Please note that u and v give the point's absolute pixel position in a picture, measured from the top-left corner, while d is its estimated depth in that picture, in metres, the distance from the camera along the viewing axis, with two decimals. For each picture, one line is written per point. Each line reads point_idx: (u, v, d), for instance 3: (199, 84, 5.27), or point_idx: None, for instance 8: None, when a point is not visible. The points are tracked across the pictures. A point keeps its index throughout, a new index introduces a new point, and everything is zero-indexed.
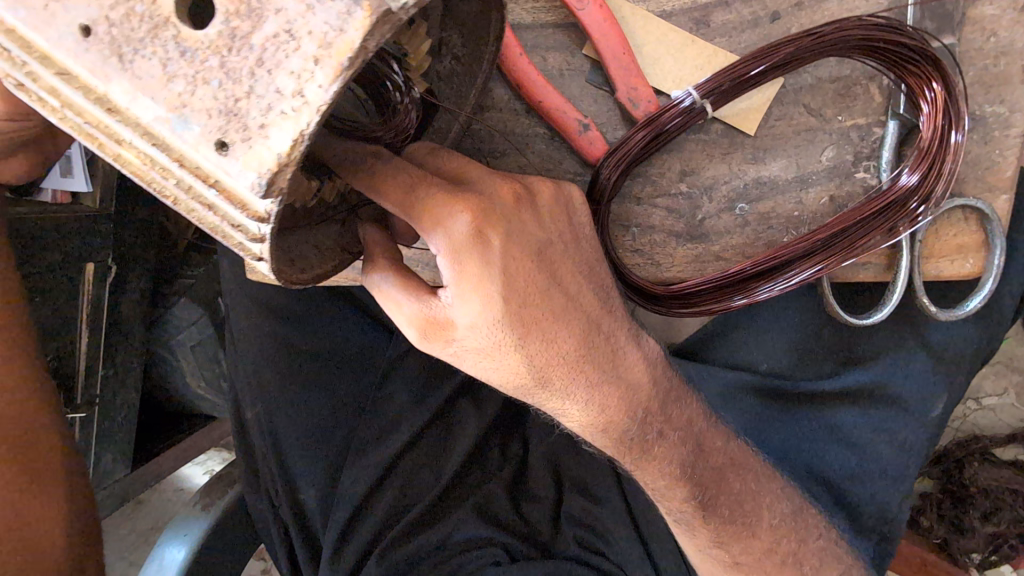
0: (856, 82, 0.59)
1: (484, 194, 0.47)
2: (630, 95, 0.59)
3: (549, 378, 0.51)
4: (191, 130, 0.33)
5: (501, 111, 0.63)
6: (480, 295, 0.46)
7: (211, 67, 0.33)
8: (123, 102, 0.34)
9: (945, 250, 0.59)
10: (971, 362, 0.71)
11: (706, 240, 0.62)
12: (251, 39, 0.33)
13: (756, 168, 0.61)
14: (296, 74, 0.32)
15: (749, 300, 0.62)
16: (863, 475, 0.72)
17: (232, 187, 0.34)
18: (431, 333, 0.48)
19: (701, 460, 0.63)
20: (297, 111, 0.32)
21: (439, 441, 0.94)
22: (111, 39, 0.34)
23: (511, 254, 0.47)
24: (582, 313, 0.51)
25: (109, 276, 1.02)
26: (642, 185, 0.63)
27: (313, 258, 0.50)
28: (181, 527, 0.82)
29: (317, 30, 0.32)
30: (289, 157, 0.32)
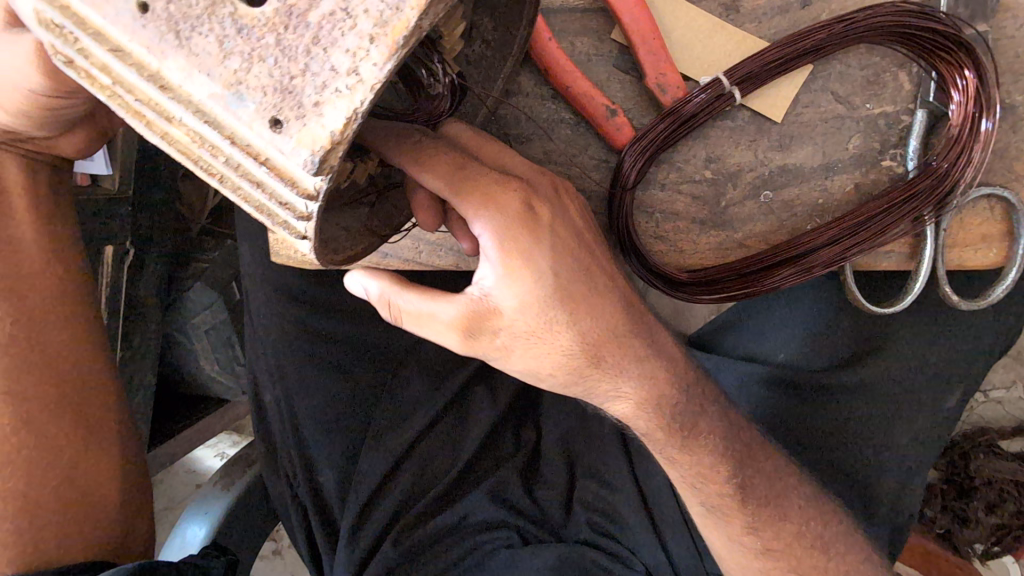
0: (885, 70, 0.59)
1: (518, 179, 0.49)
2: (658, 81, 0.59)
3: (598, 356, 0.52)
4: (246, 107, 0.34)
5: (528, 96, 0.63)
6: (525, 274, 0.47)
7: (267, 44, 0.33)
8: (178, 79, 0.35)
9: (969, 239, 0.60)
10: (987, 352, 0.72)
11: (729, 227, 0.63)
12: (309, 16, 0.33)
13: (782, 156, 0.61)
14: (352, 53, 0.32)
15: (771, 288, 0.63)
16: (877, 462, 0.73)
17: (283, 166, 0.34)
18: (478, 320, 0.48)
19: (724, 445, 0.64)
20: (352, 89, 0.32)
21: (454, 425, 0.96)
22: (168, 15, 0.34)
23: (549, 233, 0.49)
24: (619, 293, 0.53)
25: (127, 259, 1.03)
26: (667, 171, 0.63)
27: (343, 239, 0.50)
28: (202, 505, 0.86)
29: (374, 7, 0.32)
30: (343, 136, 0.33)
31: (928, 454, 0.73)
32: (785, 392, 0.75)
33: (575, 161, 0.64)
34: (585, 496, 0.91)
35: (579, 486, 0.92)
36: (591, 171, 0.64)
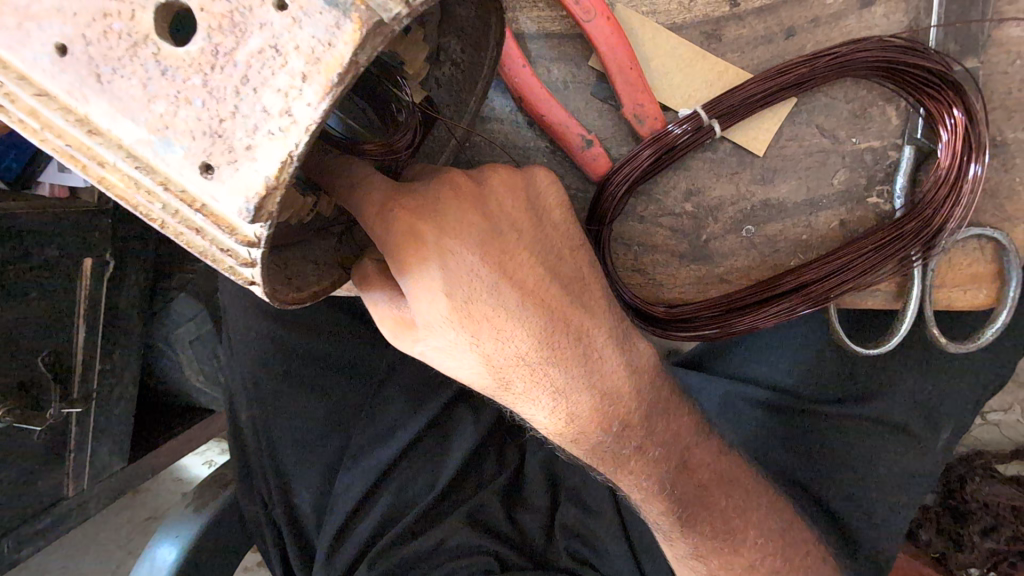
0: (873, 103, 0.56)
1: (417, 194, 0.48)
2: (635, 111, 0.57)
3: (510, 378, 0.53)
4: (176, 152, 0.36)
5: (502, 124, 0.61)
6: (427, 291, 0.49)
7: (195, 86, 0.35)
8: (106, 124, 0.37)
9: (957, 280, 0.58)
10: (977, 390, 0.70)
11: (710, 261, 0.61)
12: (235, 55, 0.34)
13: (764, 190, 0.59)
14: (283, 93, 0.34)
15: (752, 326, 0.60)
16: (862, 497, 0.70)
17: (219, 212, 0.36)
18: (402, 332, 0.53)
19: (684, 477, 0.63)
20: (285, 131, 0.34)
21: (434, 449, 0.93)
22: (90, 60, 0.36)
23: (448, 250, 0.48)
24: (539, 311, 0.52)
25: (107, 271, 1.00)
26: (646, 203, 0.61)
27: (310, 274, 0.51)
28: (173, 526, 0.82)
29: (303, 45, 0.33)
30: (278, 176, 0.34)
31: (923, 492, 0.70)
32: (773, 423, 0.75)
33: None
34: (567, 521, 0.88)
35: (560, 512, 0.89)
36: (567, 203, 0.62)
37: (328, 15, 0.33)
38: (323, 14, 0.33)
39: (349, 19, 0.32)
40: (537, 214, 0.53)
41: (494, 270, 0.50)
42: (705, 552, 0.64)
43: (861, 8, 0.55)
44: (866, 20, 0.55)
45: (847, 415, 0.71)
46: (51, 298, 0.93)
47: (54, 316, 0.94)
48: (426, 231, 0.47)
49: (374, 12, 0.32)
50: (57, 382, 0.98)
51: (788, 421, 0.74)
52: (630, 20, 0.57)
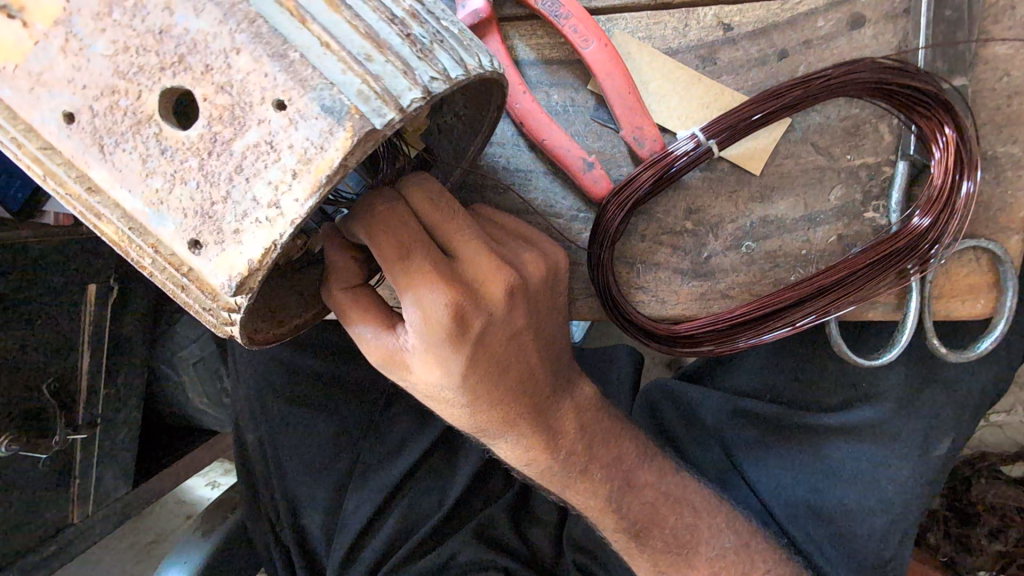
0: (865, 121, 0.58)
1: (467, 284, 0.50)
2: (636, 134, 0.58)
3: (486, 429, 0.59)
4: (167, 223, 0.40)
5: (503, 149, 0.63)
6: (439, 364, 0.51)
7: (191, 169, 0.39)
8: (106, 184, 0.41)
9: (956, 290, 0.59)
10: (981, 396, 0.70)
11: (712, 279, 0.62)
12: (232, 146, 0.38)
13: (763, 207, 0.60)
14: (274, 186, 0.37)
15: (753, 341, 0.61)
16: (859, 510, 0.73)
17: (200, 277, 0.40)
18: (388, 368, 0.53)
19: (630, 497, 0.68)
20: (272, 221, 0.37)
21: (442, 467, 0.94)
22: (99, 129, 0.40)
23: (487, 337, 0.52)
24: (532, 381, 0.58)
25: (111, 297, 1.02)
26: (647, 222, 0.62)
27: (294, 304, 0.57)
28: (182, 552, 0.82)
29: (296, 146, 0.37)
30: (262, 260, 0.38)
31: (918, 500, 0.72)
32: (768, 432, 0.78)
33: (553, 212, 0.63)
34: (574, 536, 0.87)
35: (568, 525, 0.89)
36: (567, 224, 0.63)
37: (322, 121, 0.37)
38: (319, 120, 0.37)
39: (342, 127, 0.37)
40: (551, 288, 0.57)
41: (507, 352, 0.54)
42: (664, 569, 0.69)
43: (852, 30, 0.57)
44: (856, 42, 0.57)
45: (849, 425, 0.73)
46: (53, 325, 0.94)
47: (59, 341, 0.95)
48: (470, 320, 0.50)
49: (366, 120, 0.36)
50: (61, 408, 0.98)
51: (786, 430, 0.77)
52: (627, 46, 0.59)
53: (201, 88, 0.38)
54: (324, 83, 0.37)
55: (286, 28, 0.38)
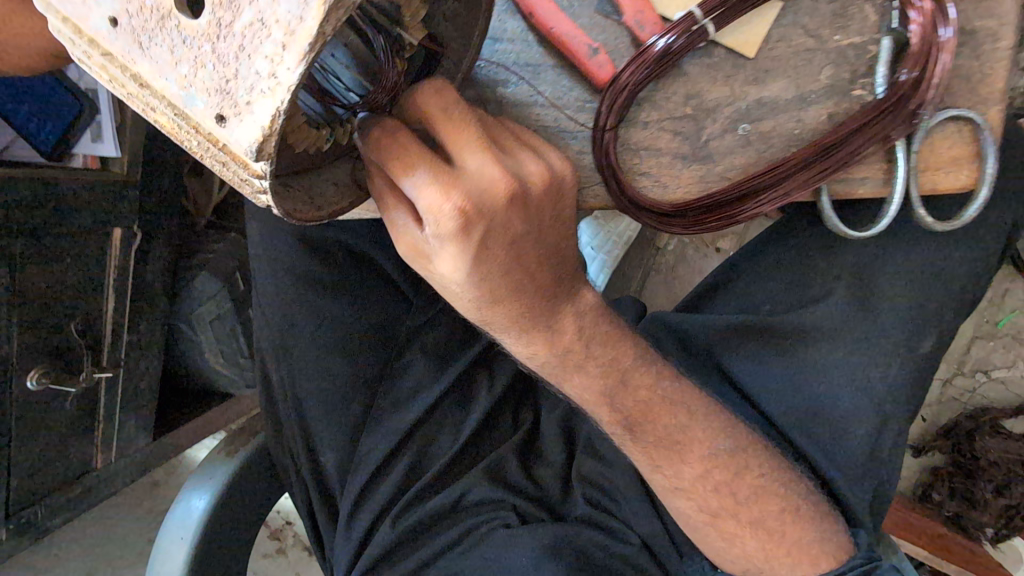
0: (852, 3, 0.62)
1: (469, 195, 0.52)
2: (636, 18, 0.64)
3: (494, 321, 0.64)
4: (198, 104, 0.41)
5: (513, 44, 0.67)
6: (451, 261, 0.55)
7: (206, 53, 0.39)
8: (145, 78, 0.42)
9: (940, 163, 0.63)
10: (959, 297, 0.75)
11: (710, 161, 0.66)
12: (234, 27, 0.38)
13: (757, 90, 0.64)
14: (270, 58, 0.38)
15: (751, 215, 0.66)
16: (849, 410, 0.77)
17: (233, 154, 0.42)
18: (412, 257, 0.59)
19: (629, 386, 0.74)
20: (272, 91, 0.38)
21: (459, 407, 0.97)
22: (129, 26, 0.41)
23: (489, 241, 0.55)
24: (539, 280, 0.62)
25: (133, 243, 1.16)
26: (648, 109, 0.66)
27: (330, 195, 0.57)
28: (202, 476, 0.86)
29: (283, 19, 0.37)
30: (273, 130, 0.39)
31: (902, 398, 0.76)
32: (745, 333, 0.82)
33: (562, 103, 0.67)
34: (583, 471, 0.92)
35: (577, 462, 0.94)
36: (575, 113, 0.67)
37: None
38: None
39: None
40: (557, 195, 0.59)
41: (513, 258, 0.58)
42: (659, 463, 0.75)
43: None
44: None
45: (836, 325, 0.76)
46: (84, 265, 1.09)
47: (87, 282, 1.10)
48: (473, 230, 0.53)
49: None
50: (88, 348, 1.14)
51: (763, 336, 0.81)
52: None
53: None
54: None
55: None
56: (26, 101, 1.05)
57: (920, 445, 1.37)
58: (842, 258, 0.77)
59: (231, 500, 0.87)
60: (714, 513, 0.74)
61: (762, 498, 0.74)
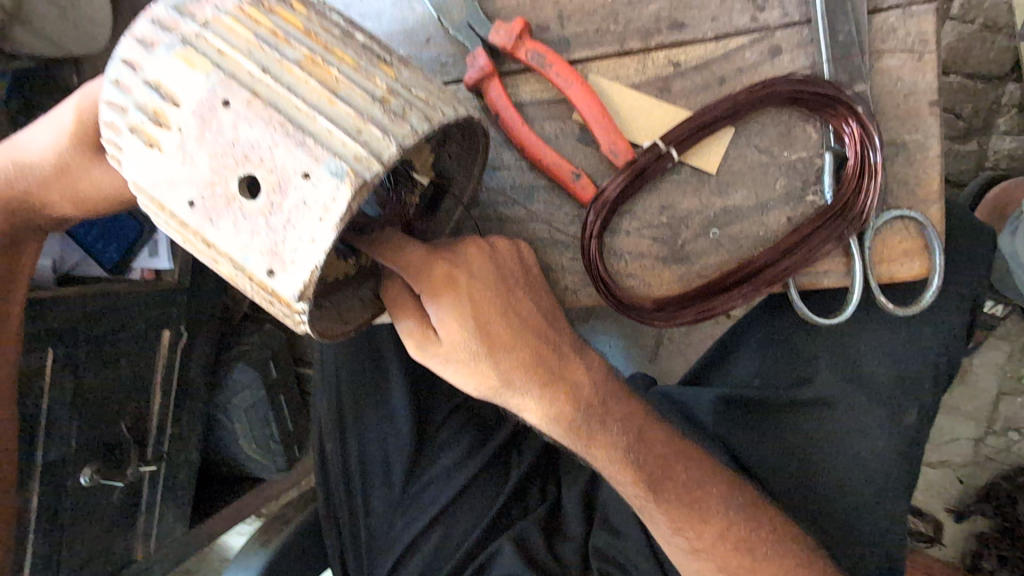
0: (795, 125, 0.72)
1: (444, 251, 0.67)
2: (611, 148, 0.73)
3: (512, 380, 0.69)
4: (253, 262, 0.51)
5: (510, 171, 0.78)
6: (453, 316, 0.66)
7: (261, 224, 0.50)
8: (212, 242, 0.52)
9: (894, 255, 0.70)
10: (938, 369, 0.80)
11: (687, 262, 0.75)
12: (283, 205, 0.49)
13: (722, 199, 0.74)
14: (310, 227, 0.49)
15: (729, 308, 0.73)
16: (851, 479, 0.81)
17: (280, 297, 0.52)
18: (422, 346, 0.67)
19: (645, 455, 0.76)
20: (312, 252, 0.49)
21: (487, 488, 1.03)
22: (201, 206, 0.51)
23: (474, 286, 0.67)
24: (534, 328, 0.71)
25: (180, 342, 1.30)
26: (629, 219, 0.76)
27: (357, 310, 0.68)
28: (243, 561, 0.89)
29: (320, 199, 0.48)
30: (312, 280, 0.49)
31: (900, 464, 0.80)
32: (747, 407, 0.86)
33: (553, 218, 0.78)
34: (599, 545, 0.94)
35: (592, 538, 0.95)
36: (566, 226, 0.78)
37: (332, 181, 0.48)
38: (331, 179, 0.48)
39: (344, 182, 0.48)
40: (525, 263, 0.73)
41: (501, 301, 0.69)
42: (681, 525, 0.75)
43: (772, 57, 0.72)
44: (778, 66, 0.72)
45: (819, 396, 0.82)
46: (136, 365, 1.20)
47: (138, 380, 1.21)
48: (458, 274, 0.66)
49: (361, 177, 0.48)
50: (135, 444, 1.23)
51: (764, 412, 0.85)
52: (600, 83, 0.75)
53: (256, 167, 0.50)
54: (332, 155, 0.49)
55: (304, 120, 0.50)
56: (95, 225, 1.19)
57: (961, 508, 1.33)
58: (817, 340, 0.84)
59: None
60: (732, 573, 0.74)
61: (784, 561, 0.73)
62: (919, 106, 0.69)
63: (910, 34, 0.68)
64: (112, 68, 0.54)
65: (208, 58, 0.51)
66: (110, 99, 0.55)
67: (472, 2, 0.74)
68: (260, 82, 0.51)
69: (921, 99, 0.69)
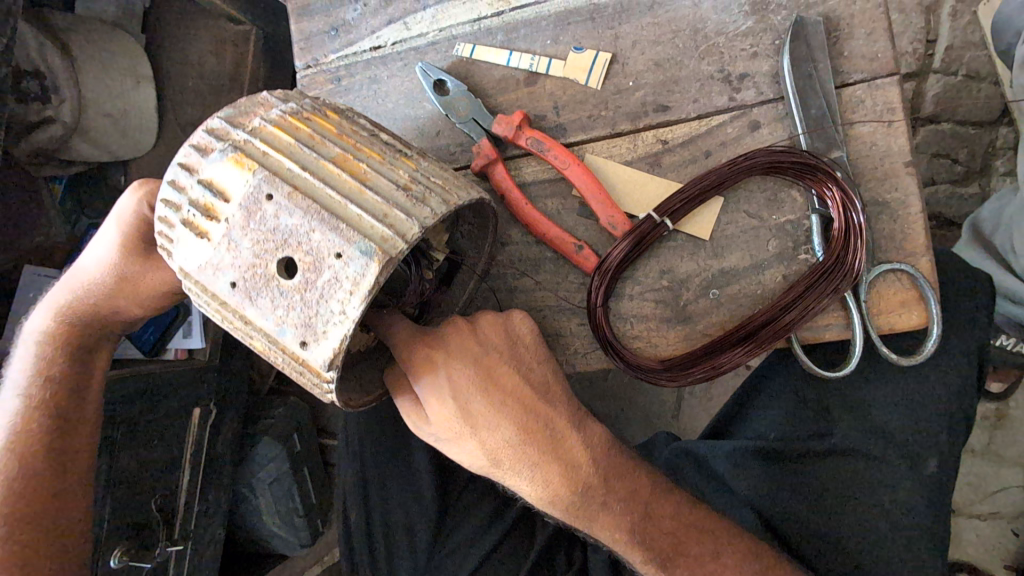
0: (781, 191, 0.77)
1: (428, 333, 0.70)
2: (609, 221, 0.79)
3: (500, 458, 0.72)
4: (287, 334, 0.56)
5: (517, 245, 0.84)
6: (436, 398, 0.69)
7: (296, 300, 0.55)
8: (251, 318, 0.58)
9: (890, 307, 0.73)
10: (953, 416, 0.80)
11: (691, 321, 0.78)
12: (317, 282, 0.55)
13: (718, 262, 0.78)
14: (341, 301, 0.54)
15: (736, 363, 0.76)
16: (879, 535, 0.79)
17: (311, 365, 0.56)
18: (419, 422, 0.72)
19: (651, 525, 0.77)
20: (342, 323, 0.54)
21: (513, 557, 1.01)
22: (243, 287, 0.57)
23: (452, 365, 0.70)
24: (521, 405, 0.72)
25: (209, 419, 1.35)
26: (632, 285, 0.80)
27: (376, 380, 0.74)
28: None
29: (352, 276, 0.54)
30: (341, 349, 0.54)
31: (925, 514, 0.79)
32: (767, 463, 0.84)
33: (559, 287, 0.83)
34: None
35: None
36: (572, 293, 0.83)
37: (362, 260, 0.54)
38: (361, 258, 0.54)
39: (373, 260, 0.54)
40: (512, 340, 0.74)
41: (482, 381, 0.71)
42: None
43: (752, 131, 0.78)
44: (758, 139, 0.78)
45: (834, 449, 0.82)
46: (166, 444, 1.24)
47: (168, 459, 1.25)
48: (438, 357, 0.69)
49: (388, 254, 0.54)
50: (163, 523, 1.24)
51: (787, 467, 0.84)
52: (595, 163, 0.82)
53: (295, 250, 0.56)
54: (363, 236, 0.55)
55: (338, 208, 0.57)
56: None
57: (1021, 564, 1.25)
58: (827, 394, 0.85)
59: None
60: None
61: None
62: (895, 168, 0.74)
63: (878, 104, 0.74)
64: (169, 169, 0.62)
65: (254, 158, 0.58)
66: (166, 196, 0.62)
67: (475, 99, 0.83)
68: (299, 177, 0.58)
69: (896, 161, 0.74)
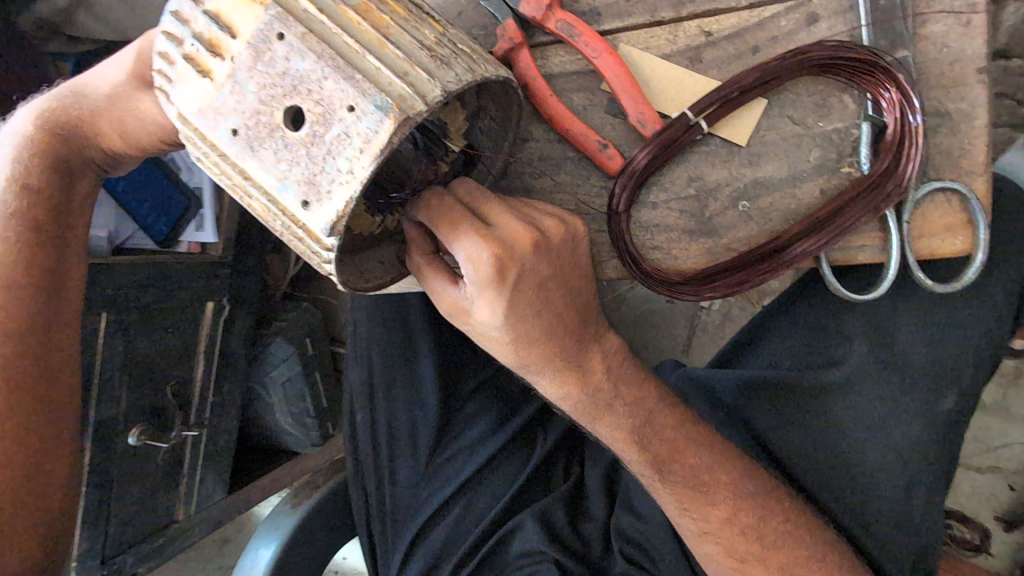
0: (831, 95, 0.70)
1: (497, 237, 0.62)
2: (638, 118, 0.73)
3: (528, 364, 0.69)
4: (288, 193, 0.53)
5: (540, 142, 0.79)
6: (488, 306, 0.63)
7: (302, 155, 0.52)
8: (251, 173, 0.55)
9: (934, 230, 0.67)
10: (979, 352, 0.76)
11: (716, 235, 0.74)
12: (325, 135, 0.51)
13: (752, 171, 0.73)
14: (350, 159, 0.50)
15: (759, 280, 0.72)
16: (881, 466, 0.78)
17: (311, 229, 0.54)
18: (454, 314, 0.67)
19: (654, 434, 0.76)
20: (348, 183, 0.51)
21: (512, 463, 1.03)
22: (245, 135, 0.54)
23: (518, 280, 0.63)
24: (563, 323, 0.68)
25: (224, 312, 1.34)
26: (657, 191, 0.75)
27: (377, 271, 0.69)
28: (270, 527, 1.00)
29: (363, 132, 0.50)
30: (344, 213, 0.51)
31: (935, 450, 0.77)
32: (778, 391, 0.83)
33: (579, 190, 0.78)
34: (621, 525, 0.92)
35: (614, 519, 0.93)
36: (592, 197, 0.78)
37: (376, 115, 0.50)
38: (375, 113, 0.50)
39: (388, 116, 0.50)
40: (574, 253, 0.68)
41: (540, 300, 0.65)
42: (687, 506, 0.75)
43: (809, 25, 0.70)
44: (815, 34, 0.70)
45: (849, 377, 0.80)
46: (179, 332, 1.26)
47: (182, 348, 1.27)
48: (509, 269, 0.62)
49: (406, 112, 0.50)
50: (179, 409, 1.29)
51: (801, 394, 0.82)
52: (629, 54, 0.75)
53: (304, 98, 0.52)
54: (379, 91, 0.50)
55: (355, 57, 0.52)
56: (148, 202, 1.29)
57: (1013, 517, 1.25)
58: (850, 323, 0.81)
59: (296, 553, 0.99)
60: (743, 559, 0.73)
61: (793, 549, 0.72)
62: (965, 74, 0.66)
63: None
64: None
65: None
66: (167, 32, 0.57)
67: None
68: (316, 20, 0.52)
69: (968, 66, 0.66)
